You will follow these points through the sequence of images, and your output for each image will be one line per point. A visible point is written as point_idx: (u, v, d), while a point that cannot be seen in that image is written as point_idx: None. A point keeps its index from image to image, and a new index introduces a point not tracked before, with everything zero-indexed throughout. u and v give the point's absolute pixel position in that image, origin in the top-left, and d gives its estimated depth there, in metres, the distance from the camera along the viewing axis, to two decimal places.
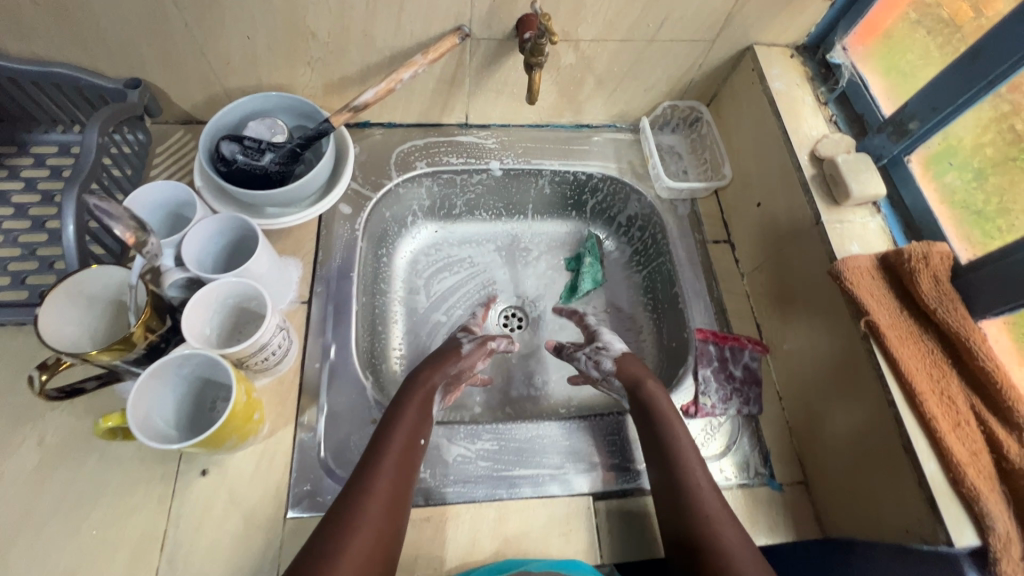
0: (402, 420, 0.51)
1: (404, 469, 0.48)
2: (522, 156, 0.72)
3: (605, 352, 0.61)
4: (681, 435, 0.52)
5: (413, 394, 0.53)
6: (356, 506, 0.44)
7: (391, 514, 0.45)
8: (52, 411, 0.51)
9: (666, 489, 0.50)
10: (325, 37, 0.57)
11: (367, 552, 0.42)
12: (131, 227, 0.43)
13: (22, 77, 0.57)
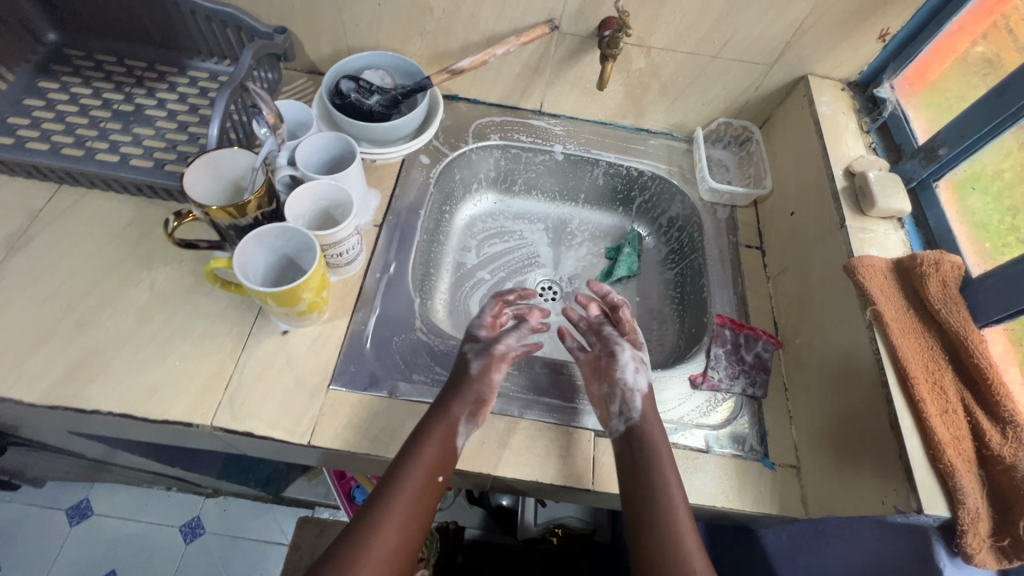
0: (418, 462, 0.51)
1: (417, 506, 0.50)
2: (583, 145, 0.81)
3: (643, 369, 0.60)
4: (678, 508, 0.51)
5: (431, 442, 0.52)
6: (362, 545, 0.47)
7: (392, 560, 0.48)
8: (164, 266, 0.62)
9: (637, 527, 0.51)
10: (439, 13, 0.69)
11: None
12: (273, 112, 0.57)
13: (200, 11, 0.71)
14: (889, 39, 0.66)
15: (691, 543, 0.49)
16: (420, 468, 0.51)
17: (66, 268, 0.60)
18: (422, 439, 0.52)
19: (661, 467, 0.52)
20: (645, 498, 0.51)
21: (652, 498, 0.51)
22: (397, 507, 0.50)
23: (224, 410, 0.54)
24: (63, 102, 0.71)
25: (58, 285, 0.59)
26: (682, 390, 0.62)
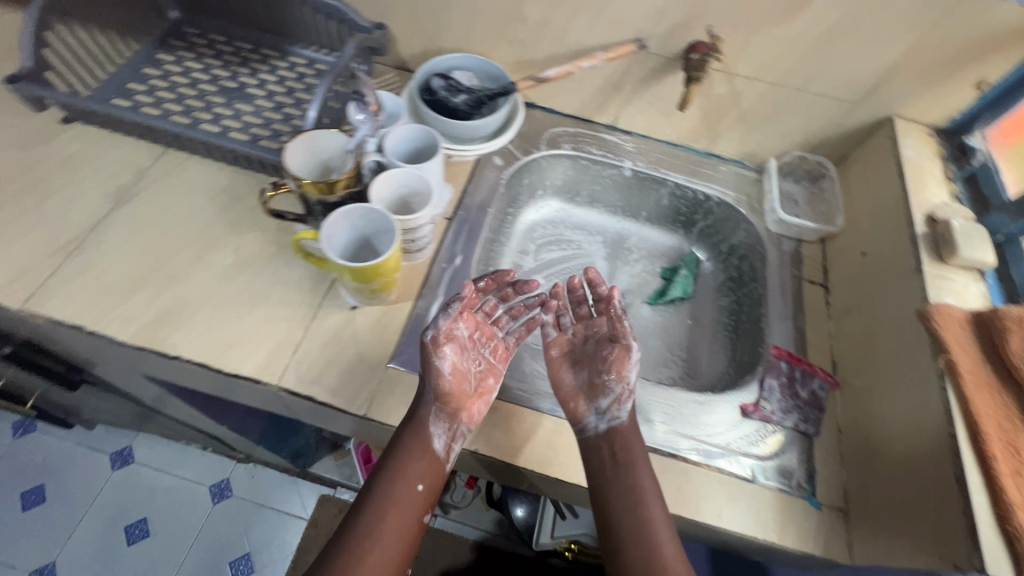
0: (402, 475, 0.54)
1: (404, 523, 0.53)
2: (653, 164, 0.82)
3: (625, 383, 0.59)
4: (658, 526, 0.52)
5: (414, 455, 0.55)
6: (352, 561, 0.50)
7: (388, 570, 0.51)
8: (250, 233, 0.66)
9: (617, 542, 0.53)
10: (531, 24, 0.72)
11: None
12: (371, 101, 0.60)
13: (309, 3, 0.76)
14: (986, 89, 0.64)
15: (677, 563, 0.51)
16: (399, 482, 0.54)
17: (164, 224, 0.65)
18: (402, 452, 0.55)
19: (640, 480, 0.54)
20: (623, 512, 0.53)
21: (632, 512, 0.53)
22: (385, 523, 0.53)
23: (291, 373, 0.57)
24: (179, 75, 0.78)
25: (156, 238, 0.64)
26: (731, 417, 0.61)
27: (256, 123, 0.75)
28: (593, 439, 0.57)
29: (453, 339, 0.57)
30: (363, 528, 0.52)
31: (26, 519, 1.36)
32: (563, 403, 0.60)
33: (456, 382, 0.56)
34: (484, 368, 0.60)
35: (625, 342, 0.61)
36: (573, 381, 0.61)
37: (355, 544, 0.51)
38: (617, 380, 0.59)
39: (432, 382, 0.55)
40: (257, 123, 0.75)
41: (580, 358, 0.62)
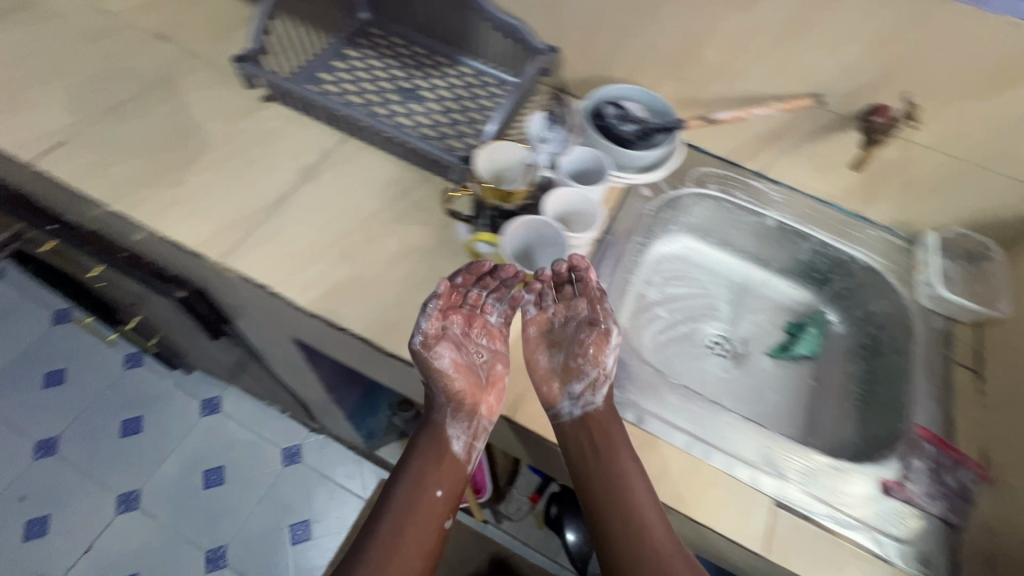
0: (415, 479, 0.59)
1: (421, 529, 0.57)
2: (799, 218, 0.81)
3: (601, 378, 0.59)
4: (646, 510, 0.54)
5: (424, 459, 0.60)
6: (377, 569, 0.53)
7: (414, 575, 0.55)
8: (413, 225, 0.70)
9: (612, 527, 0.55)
10: (707, 66, 0.73)
11: None
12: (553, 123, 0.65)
13: (490, 20, 0.81)
14: None
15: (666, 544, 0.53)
16: (415, 494, 0.58)
17: (341, 206, 0.70)
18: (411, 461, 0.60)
19: (620, 462, 0.56)
20: (609, 497, 0.55)
21: (617, 498, 0.55)
22: (404, 532, 0.56)
23: None
24: (362, 72, 0.85)
25: (333, 218, 0.69)
26: (871, 491, 0.59)
27: (427, 125, 0.80)
28: (568, 425, 0.58)
29: (443, 338, 0.58)
30: (386, 539, 0.55)
31: (120, 446, 1.47)
32: (540, 390, 0.61)
33: (460, 379, 0.60)
34: (489, 357, 0.62)
35: (600, 325, 0.59)
36: (548, 364, 0.61)
37: (377, 553, 0.54)
38: (591, 364, 0.59)
39: (438, 384, 0.59)
40: (427, 124, 0.80)
41: (562, 341, 0.62)
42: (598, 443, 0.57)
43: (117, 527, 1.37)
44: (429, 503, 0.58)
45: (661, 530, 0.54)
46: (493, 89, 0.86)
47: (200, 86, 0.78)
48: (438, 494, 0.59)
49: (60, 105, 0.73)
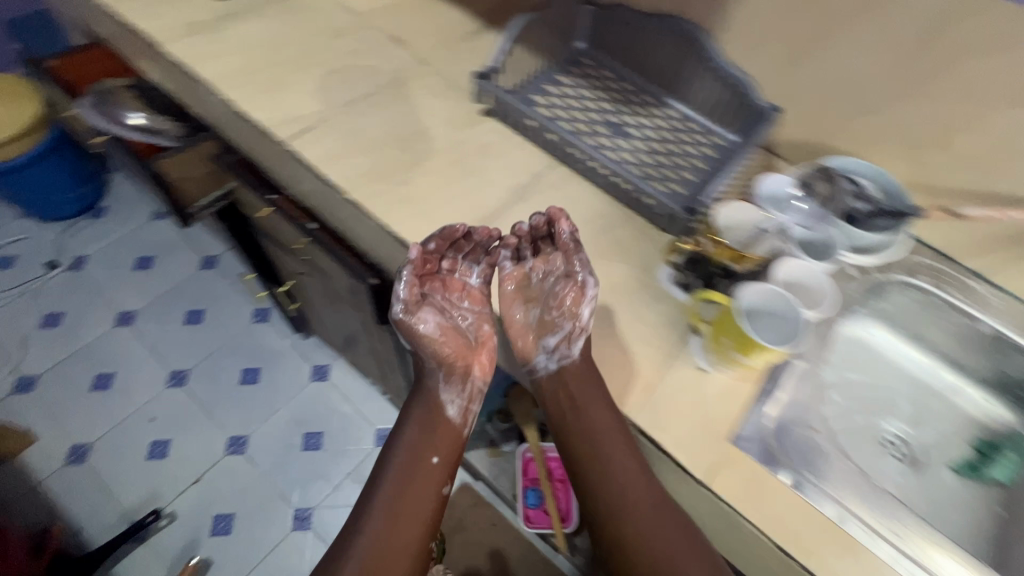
0: (412, 443, 0.73)
1: (420, 483, 0.71)
2: (1020, 330, 0.73)
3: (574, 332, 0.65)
4: (616, 460, 0.63)
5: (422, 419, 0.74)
6: (385, 520, 0.69)
7: (414, 524, 0.70)
8: (615, 263, 0.70)
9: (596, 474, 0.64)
10: (952, 155, 0.69)
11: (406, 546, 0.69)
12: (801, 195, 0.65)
13: (714, 69, 0.80)
14: None
15: (641, 492, 0.62)
16: (412, 458, 0.72)
17: None
18: (406, 430, 0.74)
19: (594, 418, 0.63)
20: (595, 452, 0.64)
21: (597, 451, 0.63)
22: (404, 490, 0.71)
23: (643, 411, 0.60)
24: (572, 100, 0.87)
25: (542, 241, 0.71)
26: None
27: (635, 162, 0.81)
28: (544, 377, 0.69)
29: (424, 305, 0.68)
30: (391, 499, 0.71)
31: (238, 392, 1.58)
32: (518, 344, 0.70)
33: (449, 337, 0.71)
34: (474, 319, 0.72)
35: (576, 280, 0.65)
36: (524, 318, 0.69)
37: (384, 510, 0.70)
38: (567, 318, 0.65)
39: (427, 344, 0.70)
40: (635, 162, 0.81)
41: (540, 295, 0.69)
42: (574, 403, 0.65)
43: (224, 466, 1.48)
44: (426, 467, 0.72)
45: (630, 475, 0.62)
46: (698, 136, 0.86)
47: (428, 93, 0.83)
48: (433, 459, 0.72)
49: (311, 92, 0.80)
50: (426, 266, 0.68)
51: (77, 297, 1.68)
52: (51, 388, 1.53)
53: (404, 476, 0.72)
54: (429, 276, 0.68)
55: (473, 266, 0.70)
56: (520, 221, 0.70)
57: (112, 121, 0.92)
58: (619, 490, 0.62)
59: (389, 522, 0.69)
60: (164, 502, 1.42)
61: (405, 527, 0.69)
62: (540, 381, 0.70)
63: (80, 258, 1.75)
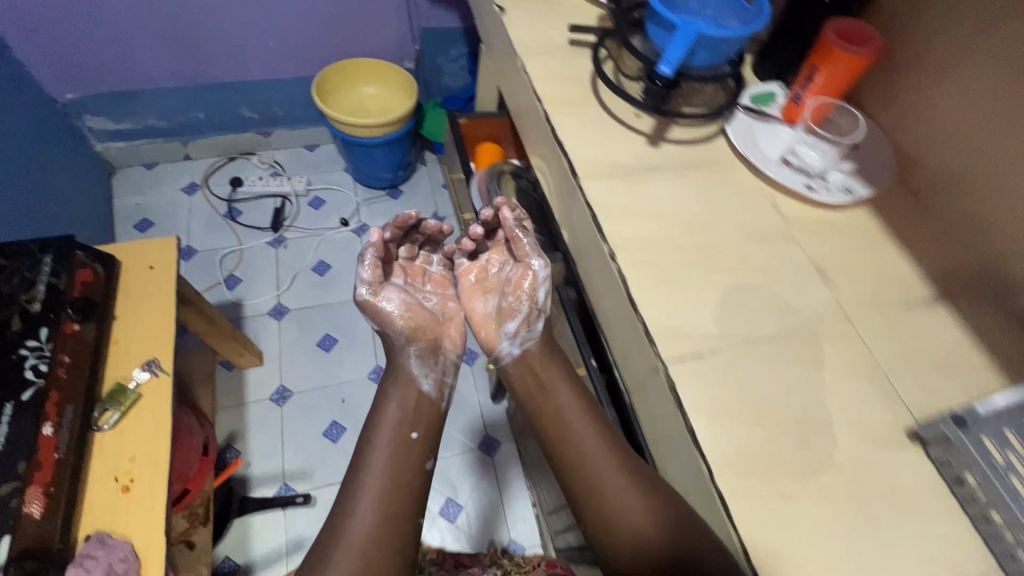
0: (395, 408, 0.81)
1: (404, 452, 0.78)
2: None
3: (526, 325, 0.81)
4: (579, 429, 0.73)
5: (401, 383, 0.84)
6: (358, 485, 0.74)
7: (393, 489, 0.74)
8: None
9: (566, 450, 0.72)
10: None
11: (383, 509, 0.72)
12: None
13: None
14: None
15: (607, 459, 0.70)
16: (393, 433, 0.79)
17: None
18: (391, 397, 0.82)
19: (558, 394, 0.77)
20: (559, 423, 0.74)
21: (563, 422, 0.74)
22: (380, 457, 0.76)
23: None
24: None
25: None
26: None
27: None
28: (507, 361, 0.83)
29: (389, 287, 0.85)
30: (365, 467, 0.75)
31: None
32: (482, 333, 0.86)
33: (415, 312, 0.85)
34: (438, 299, 0.90)
35: (529, 266, 0.80)
36: (485, 309, 0.87)
37: (358, 474, 0.75)
38: (524, 303, 0.82)
39: (392, 319, 0.83)
40: None
41: (496, 284, 0.89)
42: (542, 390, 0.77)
43: None
44: (404, 443, 0.78)
45: (592, 437, 0.71)
46: None
47: (844, 366, 0.64)
48: (412, 434, 0.79)
49: (713, 308, 0.67)
50: (389, 253, 0.87)
51: (346, 257, 1.88)
52: (291, 325, 1.73)
53: (382, 444, 0.77)
54: (392, 265, 0.88)
55: (431, 256, 0.93)
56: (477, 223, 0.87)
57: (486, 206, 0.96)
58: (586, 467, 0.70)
59: (362, 488, 0.73)
60: (314, 483, 1.48)
61: (381, 490, 0.73)
62: (502, 368, 0.83)
63: (364, 225, 1.96)
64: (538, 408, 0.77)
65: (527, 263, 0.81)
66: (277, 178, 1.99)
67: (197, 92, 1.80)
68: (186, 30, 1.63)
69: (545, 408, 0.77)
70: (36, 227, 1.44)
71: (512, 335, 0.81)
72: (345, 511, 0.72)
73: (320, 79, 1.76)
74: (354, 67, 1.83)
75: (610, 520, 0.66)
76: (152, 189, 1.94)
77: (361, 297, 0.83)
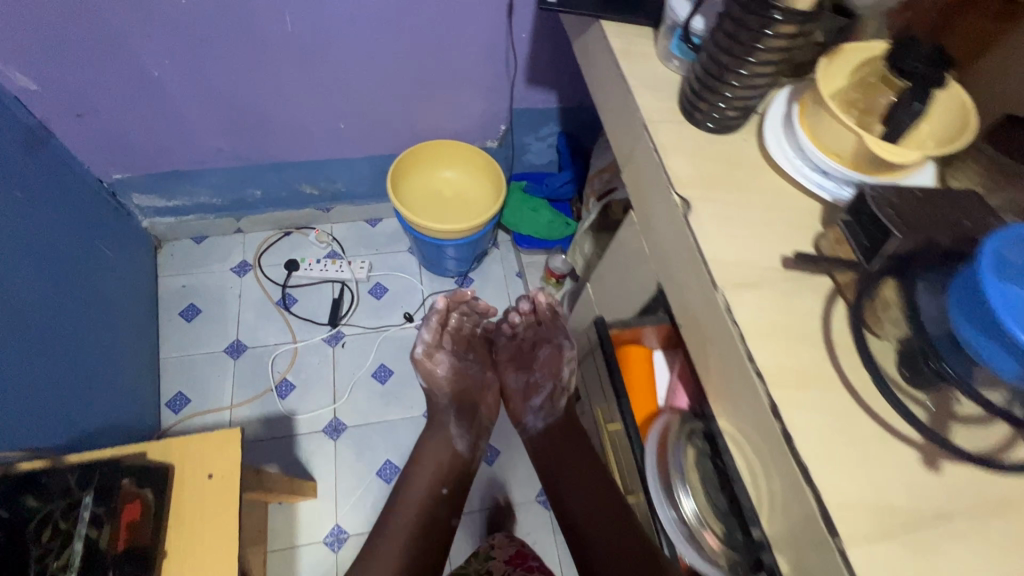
0: (425, 463, 1.12)
1: (433, 500, 1.08)
2: None
3: (549, 404, 1.15)
4: (569, 482, 1.07)
5: (440, 446, 1.14)
6: (391, 529, 1.03)
7: (424, 533, 1.04)
8: None
9: (560, 496, 1.07)
10: None
11: (408, 551, 1.01)
12: None
13: None
14: None
15: (587, 507, 1.02)
16: (428, 487, 1.09)
17: None
18: (420, 457, 1.13)
19: (557, 451, 1.12)
20: (552, 474, 1.09)
21: (557, 474, 1.09)
22: (413, 504, 1.07)
23: None
24: None
25: None
26: None
27: None
28: (530, 430, 1.17)
29: (443, 354, 1.14)
30: (397, 514, 1.05)
31: None
32: (511, 405, 1.20)
33: (461, 380, 1.16)
34: (481, 368, 1.19)
35: (554, 347, 1.12)
36: (515, 383, 1.18)
37: (391, 521, 1.05)
38: (549, 384, 1.14)
39: (443, 387, 1.16)
40: None
41: (525, 361, 1.18)
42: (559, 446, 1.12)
43: None
44: (437, 495, 1.08)
45: (577, 488, 1.05)
46: None
47: None
48: (444, 489, 1.10)
49: None
50: (445, 323, 1.14)
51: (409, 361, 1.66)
52: (348, 447, 1.52)
53: (414, 492, 1.08)
54: (447, 330, 1.15)
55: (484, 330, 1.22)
56: (521, 309, 1.17)
57: (660, 489, 0.76)
58: (575, 494, 1.05)
59: (397, 529, 1.04)
60: None
61: (410, 530, 1.03)
62: (526, 435, 1.18)
63: None
64: (542, 461, 1.13)
65: (556, 344, 1.13)
66: (335, 262, 1.77)
67: (256, 172, 1.59)
68: (250, 113, 1.41)
69: (547, 462, 1.12)
70: (77, 347, 1.27)
71: (534, 413, 1.17)
72: (382, 546, 1.01)
73: (405, 155, 1.54)
74: (454, 148, 1.59)
75: (588, 541, 0.98)
76: (200, 267, 1.75)
77: (418, 358, 1.13)
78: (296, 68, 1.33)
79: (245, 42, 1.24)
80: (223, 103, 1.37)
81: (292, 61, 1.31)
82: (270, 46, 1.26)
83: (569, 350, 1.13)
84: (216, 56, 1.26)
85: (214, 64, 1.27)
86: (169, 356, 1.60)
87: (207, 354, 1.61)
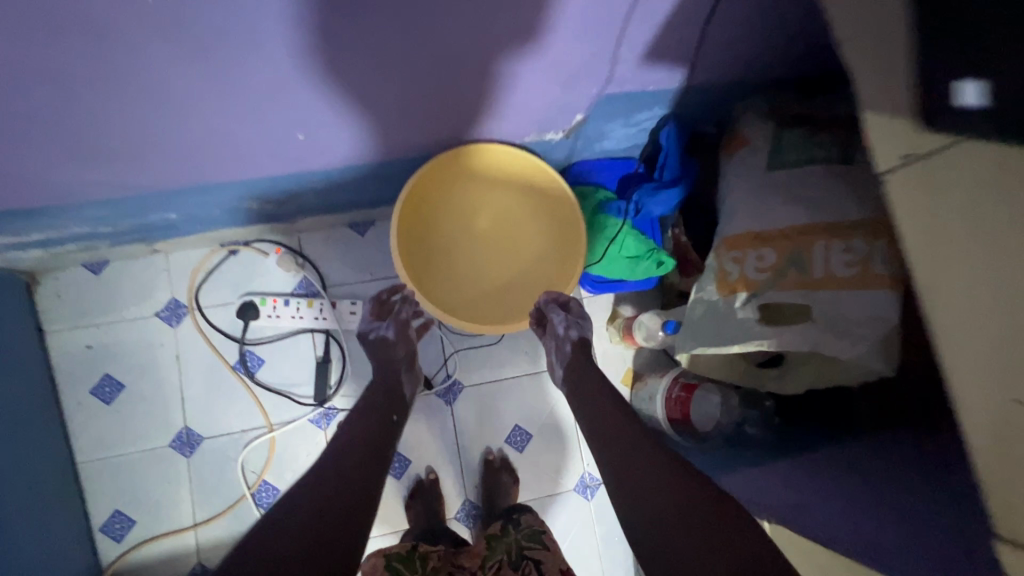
0: (369, 390, 0.90)
1: (381, 426, 0.83)
2: None
3: (565, 354, 0.99)
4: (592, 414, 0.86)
5: (384, 373, 0.94)
6: (339, 455, 0.75)
7: (376, 459, 0.77)
8: None
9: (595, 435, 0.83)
10: None
11: (358, 484, 0.71)
12: None
13: None
14: None
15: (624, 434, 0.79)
16: (380, 416, 0.85)
17: None
18: (374, 386, 0.91)
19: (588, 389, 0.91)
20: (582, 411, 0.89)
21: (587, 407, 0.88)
22: (359, 427, 0.81)
23: None
24: None
25: None
26: None
27: None
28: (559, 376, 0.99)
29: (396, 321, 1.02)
30: (344, 438, 0.78)
31: None
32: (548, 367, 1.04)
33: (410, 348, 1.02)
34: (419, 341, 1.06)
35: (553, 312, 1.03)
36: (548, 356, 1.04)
37: (337, 444, 0.77)
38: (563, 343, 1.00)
39: (399, 341, 1.00)
40: None
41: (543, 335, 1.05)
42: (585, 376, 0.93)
43: None
44: (389, 422, 0.85)
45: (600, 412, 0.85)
46: None
47: None
48: (394, 418, 0.87)
49: None
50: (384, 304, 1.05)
51: (433, 443, 1.25)
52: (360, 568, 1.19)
53: (360, 415, 0.84)
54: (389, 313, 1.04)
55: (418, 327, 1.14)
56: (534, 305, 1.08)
57: None
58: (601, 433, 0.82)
59: (342, 456, 0.74)
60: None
61: (364, 460, 0.75)
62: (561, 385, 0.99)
63: (454, 384, 1.26)
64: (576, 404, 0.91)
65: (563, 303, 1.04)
66: (313, 303, 1.20)
67: (167, 194, 0.96)
68: (130, 122, 0.76)
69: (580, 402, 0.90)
70: None
71: (559, 365, 1.00)
72: (326, 476, 0.70)
73: (473, 146, 1.01)
74: (539, 174, 1.07)
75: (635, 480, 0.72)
76: (110, 314, 1.18)
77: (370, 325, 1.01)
78: (203, 51, 0.66)
79: (75, 10, 0.57)
80: (71, 112, 0.72)
81: (195, 41, 0.64)
82: (134, 15, 0.59)
83: (574, 310, 1.03)
84: (19, 36, 0.59)
85: (21, 49, 0.60)
86: (92, 459, 1.13)
87: (146, 453, 1.15)
